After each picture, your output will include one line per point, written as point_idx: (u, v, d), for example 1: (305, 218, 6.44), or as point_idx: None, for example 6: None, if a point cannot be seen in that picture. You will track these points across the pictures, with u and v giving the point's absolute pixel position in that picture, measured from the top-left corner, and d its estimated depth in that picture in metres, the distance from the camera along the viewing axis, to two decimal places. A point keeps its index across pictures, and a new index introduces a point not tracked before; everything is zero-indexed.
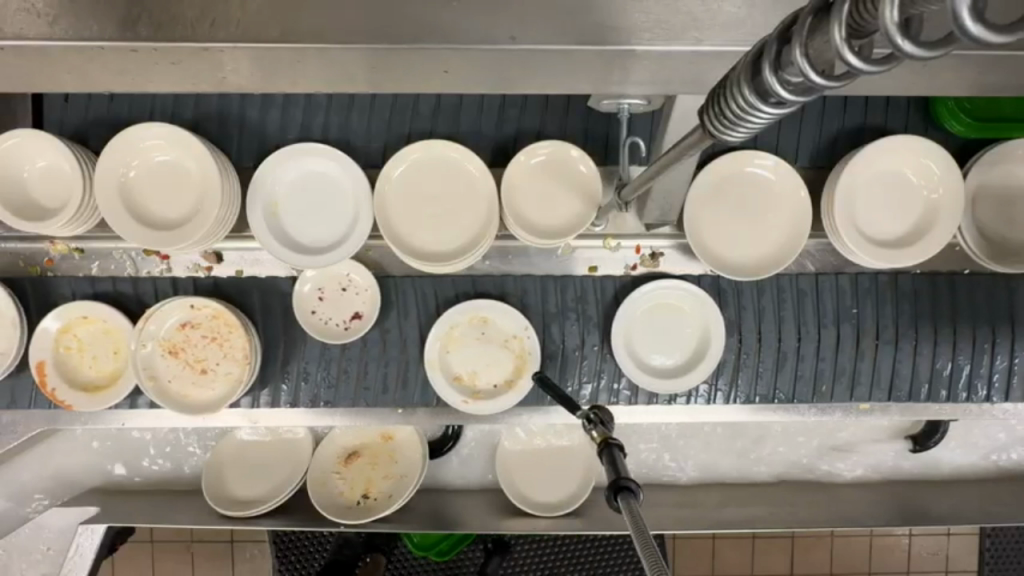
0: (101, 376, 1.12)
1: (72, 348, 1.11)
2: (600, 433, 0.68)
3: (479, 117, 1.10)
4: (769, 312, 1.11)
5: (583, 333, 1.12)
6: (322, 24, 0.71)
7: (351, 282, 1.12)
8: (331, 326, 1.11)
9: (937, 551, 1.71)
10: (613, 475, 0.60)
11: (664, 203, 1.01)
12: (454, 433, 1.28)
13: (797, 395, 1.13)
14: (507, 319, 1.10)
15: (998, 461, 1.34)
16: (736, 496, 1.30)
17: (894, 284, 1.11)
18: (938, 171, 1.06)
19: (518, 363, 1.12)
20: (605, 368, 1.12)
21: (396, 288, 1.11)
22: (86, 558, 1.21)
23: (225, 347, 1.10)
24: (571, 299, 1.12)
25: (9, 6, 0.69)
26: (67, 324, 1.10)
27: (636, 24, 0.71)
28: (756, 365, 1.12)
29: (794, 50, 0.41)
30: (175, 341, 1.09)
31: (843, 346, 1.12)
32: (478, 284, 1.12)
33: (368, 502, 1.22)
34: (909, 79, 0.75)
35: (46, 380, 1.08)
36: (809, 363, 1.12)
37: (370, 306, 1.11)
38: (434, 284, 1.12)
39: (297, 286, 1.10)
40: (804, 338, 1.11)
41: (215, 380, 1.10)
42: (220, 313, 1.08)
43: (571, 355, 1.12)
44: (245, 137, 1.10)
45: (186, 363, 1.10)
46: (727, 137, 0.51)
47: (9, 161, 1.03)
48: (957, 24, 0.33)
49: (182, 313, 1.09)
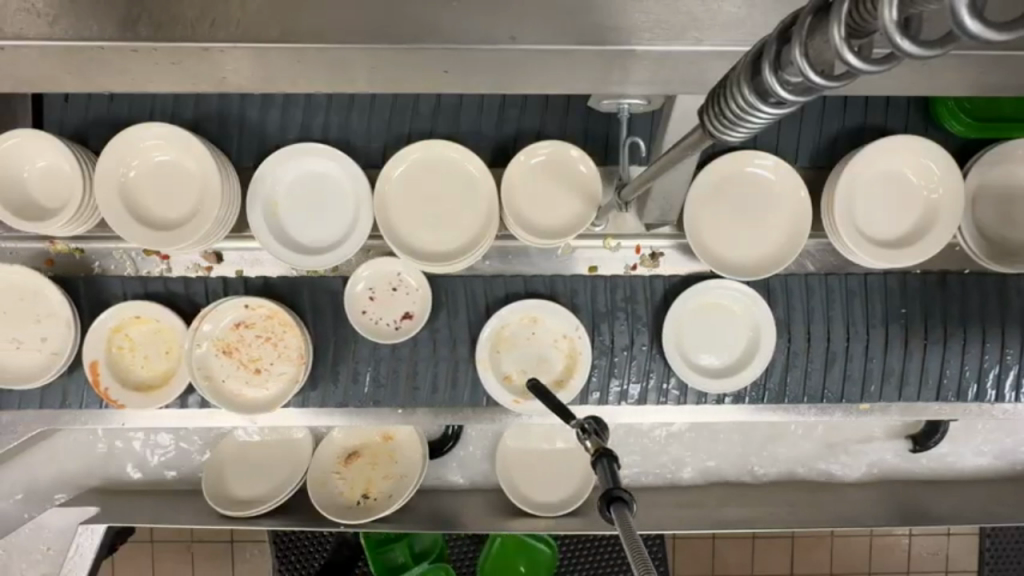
0: (153, 376, 1.12)
1: (124, 348, 1.10)
2: (594, 444, 0.67)
3: (480, 117, 1.10)
4: (818, 313, 1.11)
5: (633, 333, 1.10)
6: (322, 25, 0.71)
7: (403, 282, 1.11)
8: (383, 326, 1.10)
9: (936, 551, 1.71)
10: (605, 488, 0.59)
11: (664, 203, 1.01)
12: (454, 433, 1.28)
13: (846, 395, 1.12)
14: (558, 319, 1.10)
15: (998, 461, 1.34)
16: (736, 496, 1.30)
17: (942, 283, 1.11)
18: (938, 171, 1.06)
19: (569, 363, 1.12)
20: (654, 367, 1.11)
21: (446, 289, 1.11)
22: (86, 558, 1.21)
23: (280, 347, 1.09)
24: (621, 300, 1.10)
25: (9, 6, 0.69)
26: (120, 324, 1.09)
27: (636, 24, 0.71)
28: (805, 364, 1.11)
29: (794, 49, 0.41)
30: (229, 341, 1.09)
31: (892, 346, 1.11)
32: (529, 284, 1.11)
33: (368, 502, 1.22)
34: (908, 79, 0.75)
35: (99, 380, 1.08)
36: (858, 363, 1.11)
37: (422, 305, 1.10)
38: (485, 284, 1.11)
39: (349, 286, 1.09)
40: (852, 338, 1.11)
41: (270, 379, 1.10)
42: (275, 313, 1.07)
43: (619, 354, 1.10)
44: (245, 137, 1.10)
45: (240, 362, 1.09)
46: (727, 137, 0.51)
47: (9, 161, 1.03)
48: (956, 22, 0.33)
49: (236, 313, 1.09)
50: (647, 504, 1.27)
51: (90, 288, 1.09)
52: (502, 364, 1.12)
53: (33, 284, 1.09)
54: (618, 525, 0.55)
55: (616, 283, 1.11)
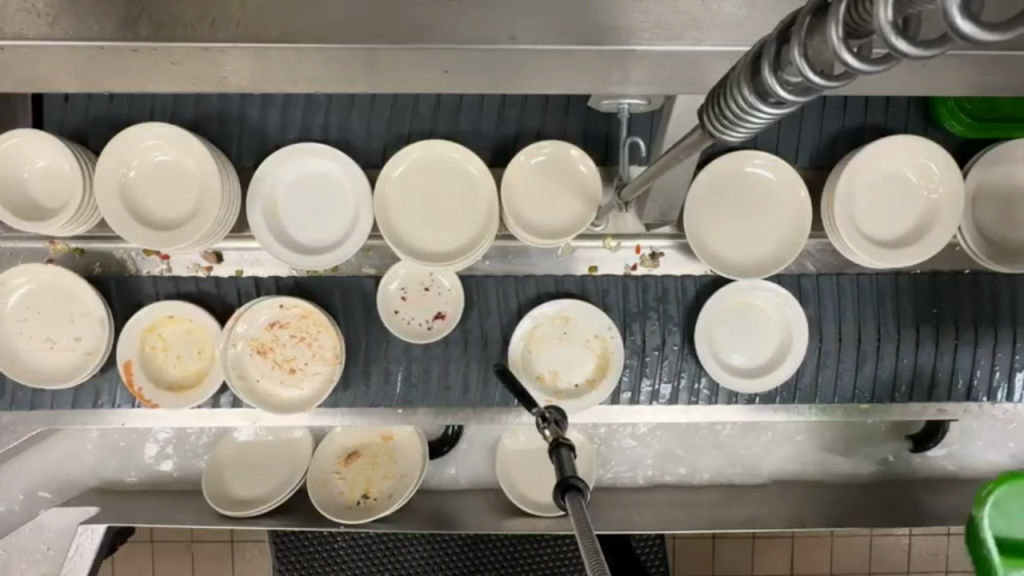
0: (185, 375, 1.12)
1: (157, 348, 1.11)
2: (554, 433, 0.75)
3: (480, 117, 1.10)
4: (848, 313, 1.11)
5: (665, 333, 1.11)
6: (322, 25, 0.71)
7: (435, 282, 1.12)
8: (415, 326, 1.12)
9: (936, 551, 1.71)
10: (561, 475, 0.66)
11: (664, 203, 1.01)
12: (454, 434, 1.28)
13: (876, 395, 1.12)
14: (591, 319, 1.11)
15: (999, 461, 1.34)
16: (738, 496, 1.29)
17: (974, 282, 1.12)
18: (938, 171, 1.06)
19: (600, 363, 1.13)
20: (685, 367, 1.12)
21: (478, 288, 1.11)
22: (86, 559, 1.20)
23: (315, 347, 1.10)
24: (652, 300, 1.11)
25: (9, 6, 0.69)
26: (153, 324, 1.10)
27: (636, 23, 0.71)
28: (836, 364, 1.12)
29: (793, 50, 0.41)
30: (263, 341, 1.09)
31: (922, 346, 1.11)
32: (561, 284, 1.12)
33: (368, 502, 1.23)
34: (908, 79, 0.75)
35: (133, 380, 1.09)
36: (888, 364, 1.11)
37: (454, 307, 1.12)
38: (517, 284, 1.12)
39: (383, 285, 1.11)
40: (883, 338, 1.11)
41: (305, 379, 1.10)
42: (310, 313, 1.08)
43: (651, 354, 1.11)
44: (245, 137, 1.10)
45: (275, 362, 1.10)
46: (727, 137, 0.51)
47: (9, 161, 1.03)
48: (950, 23, 0.33)
49: (271, 313, 1.09)
50: (648, 504, 1.28)
51: (123, 288, 1.10)
52: (537, 364, 1.13)
53: (52, 284, 1.09)
54: (569, 509, 0.61)
55: (617, 284, 1.11)
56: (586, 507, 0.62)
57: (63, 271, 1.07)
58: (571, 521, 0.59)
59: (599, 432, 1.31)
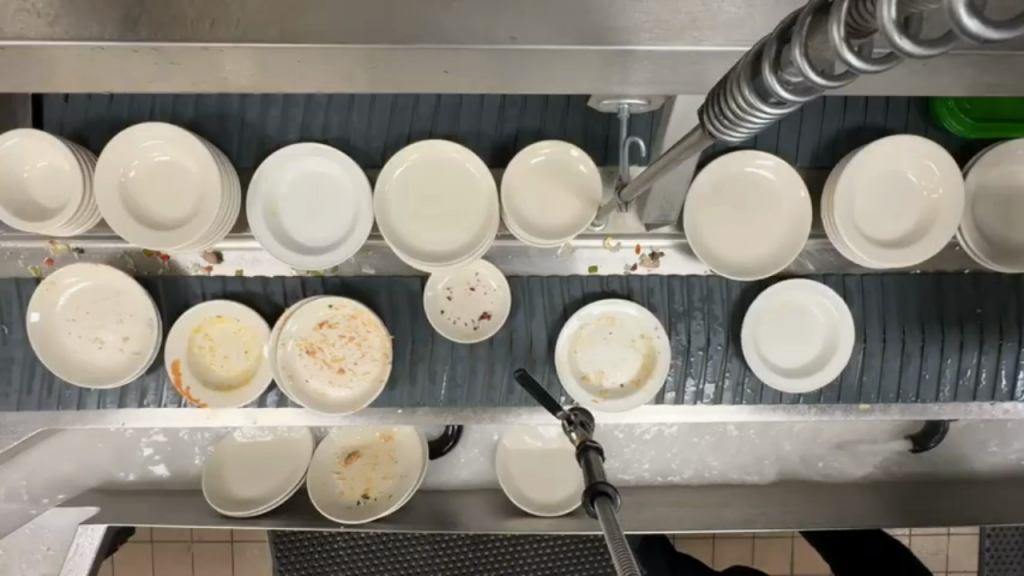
0: (232, 376, 1.12)
1: (204, 348, 1.11)
2: (581, 435, 0.76)
3: (480, 117, 1.10)
4: (893, 313, 1.12)
5: (710, 333, 1.11)
6: (323, 24, 0.70)
7: (480, 282, 1.12)
8: (460, 326, 1.12)
9: (936, 550, 1.71)
10: (592, 479, 0.65)
11: (663, 203, 1.01)
12: (454, 433, 1.29)
13: (921, 395, 1.13)
14: (636, 318, 1.10)
15: (998, 461, 1.34)
16: (739, 496, 1.29)
17: (978, 284, 1.12)
18: (939, 171, 1.06)
19: (645, 363, 1.12)
20: (729, 368, 1.12)
21: (524, 288, 1.11)
22: (86, 558, 1.20)
23: (363, 347, 1.10)
24: (697, 299, 1.11)
25: (9, 7, 0.69)
26: (200, 324, 1.10)
27: (636, 23, 0.71)
28: (881, 365, 1.12)
29: (794, 50, 0.41)
30: (312, 340, 1.09)
31: (967, 346, 1.12)
32: (605, 284, 1.11)
33: (368, 502, 1.22)
34: (908, 78, 0.75)
35: (181, 379, 1.08)
36: (933, 363, 1.12)
37: (501, 306, 1.12)
38: (562, 283, 1.12)
39: (428, 286, 1.10)
40: (928, 337, 1.11)
41: (353, 379, 1.10)
42: (360, 313, 1.08)
43: (695, 354, 1.11)
44: (244, 137, 1.10)
45: (323, 362, 1.10)
46: (727, 137, 0.51)
47: (9, 161, 1.03)
48: (955, 20, 0.33)
49: (319, 314, 1.09)
50: (647, 504, 1.27)
51: (172, 288, 1.10)
52: (584, 365, 1.12)
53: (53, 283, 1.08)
54: (601, 514, 0.60)
55: (615, 283, 1.11)
56: (617, 512, 0.61)
57: (112, 270, 1.07)
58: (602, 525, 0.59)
59: (598, 432, 1.31)
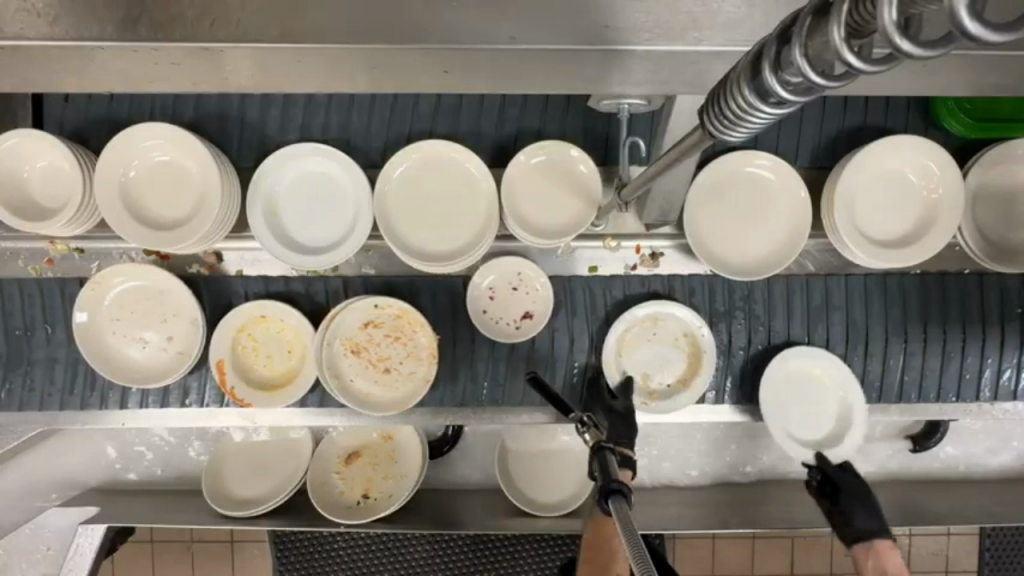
0: (275, 375, 1.12)
1: (248, 347, 1.11)
2: (594, 437, 0.80)
3: (480, 117, 1.10)
4: (934, 310, 1.12)
5: (750, 333, 1.12)
6: (322, 23, 0.70)
7: (522, 280, 1.11)
8: (503, 325, 1.11)
9: (937, 551, 1.71)
10: (604, 479, 0.68)
11: (664, 203, 1.01)
12: (453, 433, 1.29)
13: (961, 394, 1.14)
14: (680, 318, 1.11)
15: (998, 461, 1.34)
16: (737, 496, 1.29)
17: (983, 286, 1.12)
18: (939, 171, 1.06)
19: (690, 362, 1.13)
20: (772, 368, 1.12)
21: (566, 289, 1.11)
22: (86, 558, 1.20)
23: (409, 346, 1.10)
24: (739, 299, 1.12)
25: (9, 6, 0.68)
26: (244, 324, 1.10)
27: (636, 23, 0.70)
28: (922, 365, 1.13)
29: (794, 50, 0.41)
30: (357, 340, 1.09)
31: (1008, 347, 1.13)
32: (648, 284, 1.11)
33: (368, 502, 1.22)
34: (907, 79, 0.75)
35: (225, 379, 1.09)
36: (974, 363, 1.13)
37: (543, 306, 1.11)
38: (604, 283, 1.11)
39: (471, 282, 1.10)
40: (969, 337, 1.12)
41: (398, 379, 1.10)
42: (405, 313, 1.08)
43: (736, 354, 1.13)
44: (244, 138, 1.10)
45: (368, 362, 1.10)
46: (727, 137, 0.51)
47: (9, 161, 1.03)
48: (955, 20, 0.33)
49: (364, 314, 1.09)
50: (648, 504, 1.28)
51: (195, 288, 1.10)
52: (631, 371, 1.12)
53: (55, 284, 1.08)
54: (616, 512, 0.63)
55: (649, 284, 1.11)
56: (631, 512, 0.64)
57: (158, 270, 1.07)
58: (616, 522, 0.61)
59: None
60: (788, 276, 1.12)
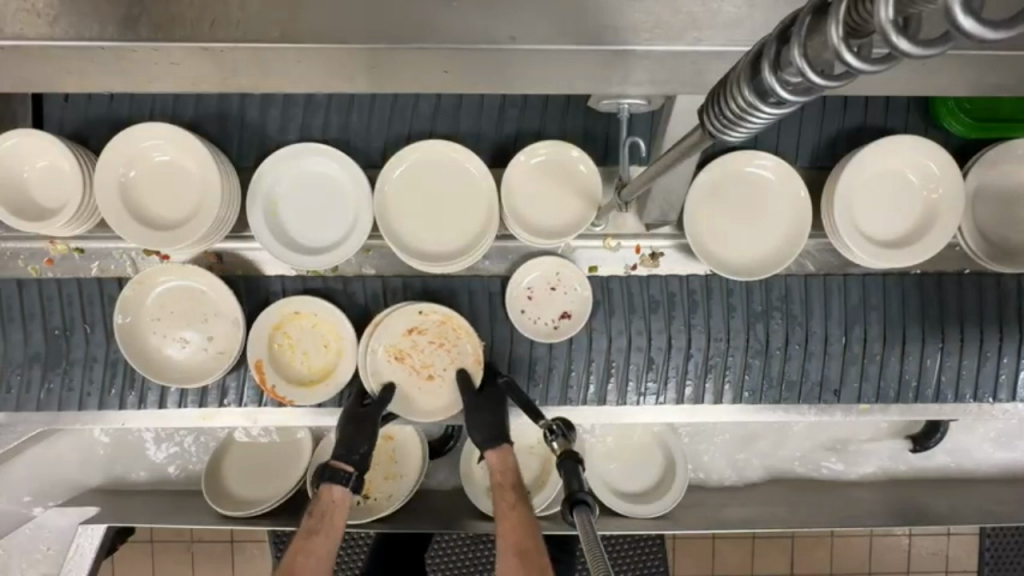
0: (313, 371, 1.12)
1: (284, 345, 1.11)
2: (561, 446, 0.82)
3: (480, 117, 1.10)
4: (971, 310, 1.13)
5: (788, 333, 1.12)
6: (324, 24, 0.70)
7: (561, 282, 1.10)
8: (541, 325, 1.11)
9: (937, 551, 1.71)
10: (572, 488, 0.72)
11: (664, 203, 1.01)
12: (453, 433, 1.30)
13: (995, 393, 1.15)
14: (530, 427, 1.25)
15: (999, 460, 1.34)
16: (737, 496, 1.29)
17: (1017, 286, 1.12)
18: (939, 171, 1.06)
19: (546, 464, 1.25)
20: (809, 370, 1.13)
21: (604, 288, 1.11)
22: (86, 558, 1.20)
23: (453, 353, 1.10)
24: (775, 298, 1.11)
25: (9, 6, 0.68)
26: (279, 321, 1.10)
27: (636, 23, 0.70)
28: (958, 364, 1.14)
29: (794, 50, 0.41)
30: (401, 347, 1.10)
31: None
32: (688, 283, 1.11)
33: (368, 502, 1.22)
34: (905, 78, 0.75)
35: (265, 378, 1.09)
36: (1012, 363, 1.14)
37: (582, 306, 1.10)
38: (642, 283, 1.12)
39: (512, 280, 1.10)
40: (1007, 337, 1.13)
41: (441, 387, 1.11)
42: (449, 320, 1.09)
43: (774, 354, 1.12)
44: (244, 138, 1.10)
45: (411, 368, 1.11)
46: (727, 137, 0.51)
47: (9, 161, 1.03)
48: (950, 18, 0.33)
49: (409, 320, 1.09)
50: None
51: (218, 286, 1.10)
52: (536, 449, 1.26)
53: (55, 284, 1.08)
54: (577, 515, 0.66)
55: (689, 283, 1.11)
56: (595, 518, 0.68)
57: (195, 269, 1.07)
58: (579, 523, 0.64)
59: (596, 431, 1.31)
60: (823, 276, 1.12)
